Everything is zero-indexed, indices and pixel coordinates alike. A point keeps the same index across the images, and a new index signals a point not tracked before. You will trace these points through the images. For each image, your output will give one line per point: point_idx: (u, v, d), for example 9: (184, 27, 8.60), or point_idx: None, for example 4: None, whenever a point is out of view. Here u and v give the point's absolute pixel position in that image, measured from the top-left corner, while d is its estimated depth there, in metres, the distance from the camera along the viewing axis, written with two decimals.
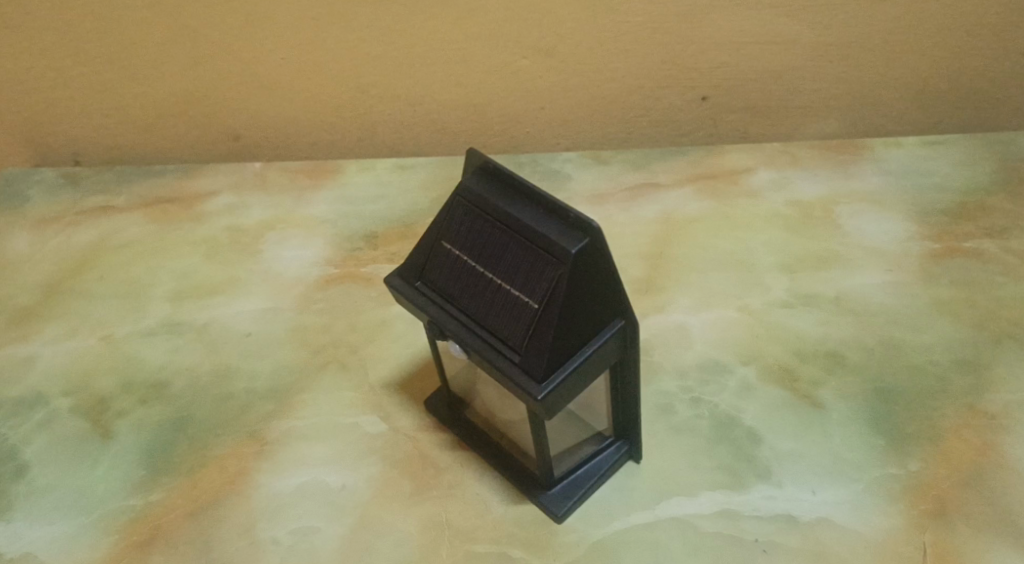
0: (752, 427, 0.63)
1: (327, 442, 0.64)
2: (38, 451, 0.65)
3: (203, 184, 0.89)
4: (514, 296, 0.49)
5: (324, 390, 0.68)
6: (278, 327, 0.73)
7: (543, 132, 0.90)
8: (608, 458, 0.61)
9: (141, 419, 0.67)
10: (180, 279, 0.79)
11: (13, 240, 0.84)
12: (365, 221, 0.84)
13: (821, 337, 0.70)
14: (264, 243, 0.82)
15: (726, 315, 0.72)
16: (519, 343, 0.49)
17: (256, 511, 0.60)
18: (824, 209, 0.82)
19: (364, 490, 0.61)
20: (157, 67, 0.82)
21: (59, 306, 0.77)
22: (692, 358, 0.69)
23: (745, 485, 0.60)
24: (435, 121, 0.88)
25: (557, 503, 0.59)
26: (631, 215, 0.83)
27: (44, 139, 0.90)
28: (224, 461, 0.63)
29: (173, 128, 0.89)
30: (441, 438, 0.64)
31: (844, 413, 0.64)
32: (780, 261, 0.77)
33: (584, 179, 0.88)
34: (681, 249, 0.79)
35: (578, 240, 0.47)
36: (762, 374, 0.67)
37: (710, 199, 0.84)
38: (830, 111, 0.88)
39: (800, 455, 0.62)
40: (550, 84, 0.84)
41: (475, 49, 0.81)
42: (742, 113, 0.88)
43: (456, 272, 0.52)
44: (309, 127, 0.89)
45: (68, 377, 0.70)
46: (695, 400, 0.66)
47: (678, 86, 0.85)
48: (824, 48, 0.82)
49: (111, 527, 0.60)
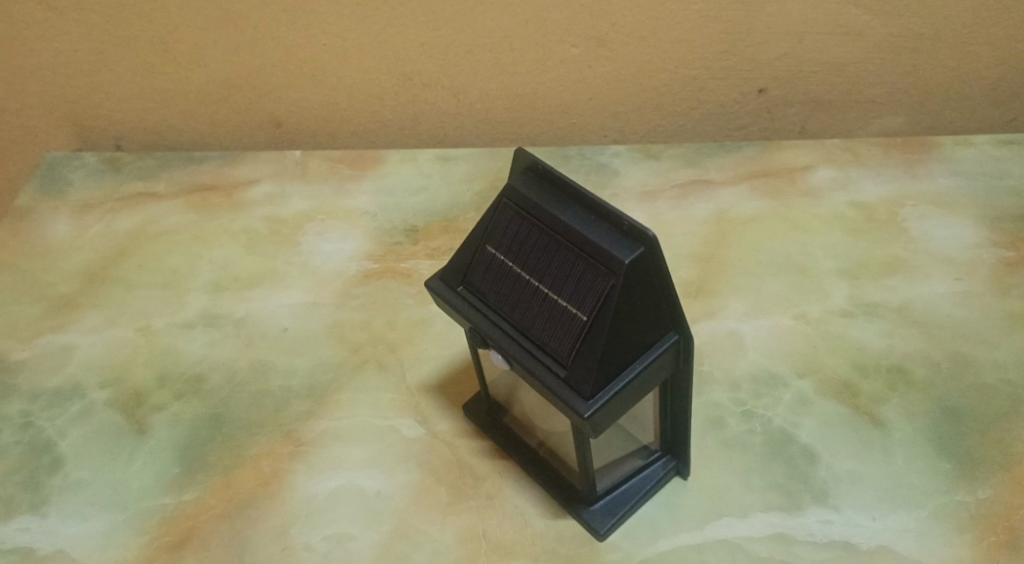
0: (809, 445, 0.60)
1: (364, 445, 0.63)
2: (74, 444, 0.64)
3: (244, 172, 0.87)
4: (561, 307, 0.46)
5: (361, 390, 0.66)
6: (316, 322, 0.72)
7: (592, 124, 0.87)
8: (655, 474, 0.58)
9: (177, 414, 0.66)
10: (218, 270, 0.78)
11: (54, 226, 0.83)
12: (406, 214, 0.82)
13: (883, 350, 0.66)
14: (303, 236, 0.81)
15: (781, 323, 0.68)
16: (565, 356, 0.46)
17: (289, 516, 0.59)
18: (887, 211, 0.77)
19: (401, 497, 0.59)
20: (200, 52, 0.81)
21: (99, 295, 0.76)
22: (744, 367, 0.65)
23: (800, 507, 0.57)
24: (482, 110, 0.86)
25: (601, 520, 0.56)
26: (682, 214, 0.80)
27: (87, 122, 0.89)
28: (259, 461, 0.62)
29: (214, 113, 0.87)
30: (479, 445, 0.62)
31: (907, 433, 0.60)
32: (840, 266, 0.73)
33: (633, 175, 0.84)
34: (734, 251, 0.75)
35: (632, 250, 0.44)
36: (819, 387, 0.63)
37: (766, 198, 0.80)
38: (894, 106, 0.85)
39: (860, 477, 0.58)
40: (601, 74, 0.82)
41: (524, 37, 0.79)
42: (800, 107, 0.85)
43: (500, 278, 0.49)
44: (353, 116, 0.87)
45: (105, 368, 0.70)
46: (748, 414, 0.62)
47: (735, 78, 0.82)
48: (889, 40, 0.79)
49: (145, 526, 0.59)
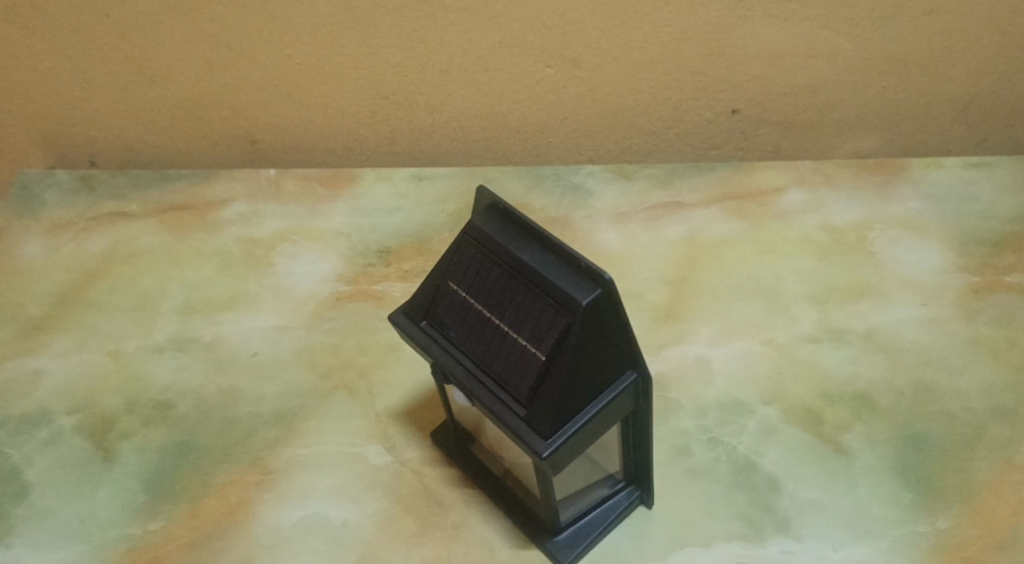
0: (773, 474, 0.60)
1: (331, 474, 0.63)
2: (41, 471, 0.64)
3: (217, 191, 0.87)
4: (521, 346, 0.47)
5: (330, 417, 0.66)
6: (287, 347, 0.72)
7: (566, 143, 0.87)
8: (620, 504, 0.58)
9: (146, 441, 0.66)
10: (190, 292, 0.78)
11: (25, 246, 0.83)
12: (379, 235, 0.83)
13: (849, 376, 0.66)
14: (275, 257, 0.81)
15: (750, 349, 0.69)
16: (524, 395, 0.47)
17: (255, 546, 0.59)
18: (857, 234, 0.78)
19: (367, 526, 0.59)
20: (173, 71, 0.81)
21: (69, 318, 0.76)
22: (711, 394, 0.66)
23: (762, 537, 0.57)
24: (457, 129, 0.86)
25: (565, 551, 0.57)
26: (653, 236, 0.80)
27: (60, 140, 0.89)
28: (227, 490, 0.62)
29: (189, 131, 0.87)
30: (446, 473, 0.63)
31: (870, 462, 0.61)
32: (809, 290, 0.73)
33: (606, 196, 0.85)
34: (705, 275, 0.76)
35: (590, 291, 0.44)
36: (785, 414, 0.64)
37: (738, 220, 0.80)
38: (866, 127, 0.86)
39: (822, 506, 0.59)
40: (575, 94, 0.82)
41: (497, 58, 0.79)
42: (773, 128, 0.86)
43: (462, 315, 0.50)
44: (328, 134, 0.87)
45: (73, 394, 0.69)
46: (713, 441, 0.63)
47: (708, 99, 0.83)
48: (860, 63, 0.79)
49: (110, 557, 0.59)
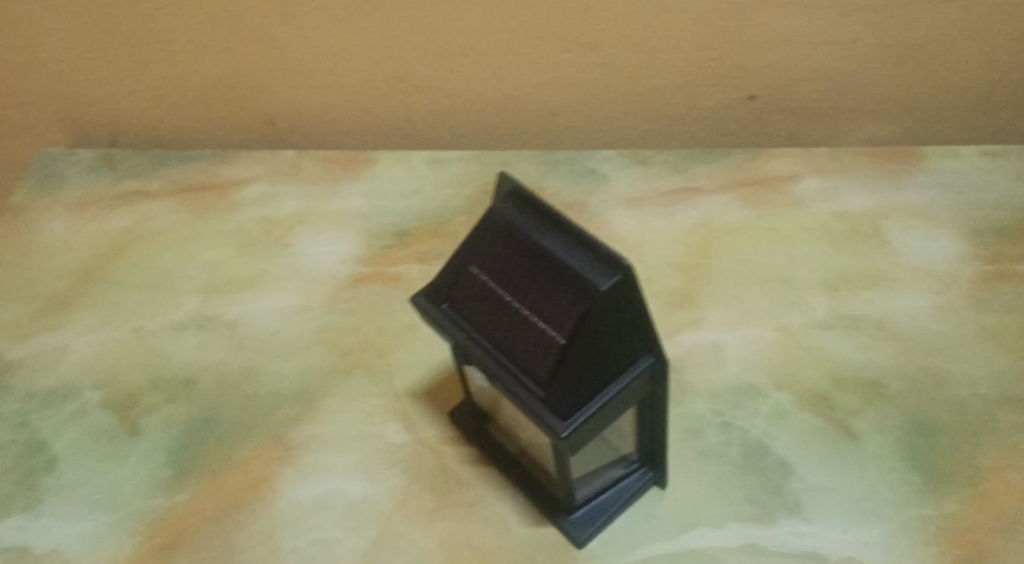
0: (784, 457, 0.62)
1: (350, 451, 0.64)
2: (68, 444, 0.66)
3: (236, 171, 0.88)
4: (540, 329, 0.48)
5: (349, 395, 0.68)
6: (307, 326, 0.73)
7: (582, 128, 0.88)
8: (633, 485, 0.60)
9: (170, 416, 0.67)
10: (211, 271, 0.79)
11: (49, 223, 0.84)
12: (397, 217, 0.84)
13: (860, 363, 0.67)
14: (294, 237, 0.82)
15: (763, 335, 0.70)
16: (543, 377, 0.48)
17: (277, 519, 0.60)
18: (870, 222, 0.79)
19: (386, 503, 0.61)
20: (194, 51, 0.82)
21: (93, 294, 0.77)
22: (724, 378, 0.67)
23: (773, 519, 0.58)
24: (473, 112, 0.87)
25: (579, 529, 0.58)
26: (668, 222, 0.81)
27: (82, 118, 0.90)
28: (249, 464, 0.64)
29: (209, 111, 0.88)
30: (463, 452, 0.64)
31: (880, 447, 0.62)
32: (822, 278, 0.74)
33: (621, 182, 0.85)
34: (718, 261, 0.77)
35: (609, 277, 0.45)
36: (797, 399, 0.65)
37: (752, 207, 0.81)
38: (882, 115, 0.86)
39: (832, 490, 0.60)
40: (591, 79, 0.83)
41: (515, 42, 0.80)
42: (789, 114, 0.86)
43: (483, 298, 0.51)
44: (345, 116, 0.88)
45: (98, 369, 0.71)
46: (725, 425, 0.64)
47: (725, 85, 0.83)
48: (877, 51, 0.79)
49: (136, 528, 0.61)
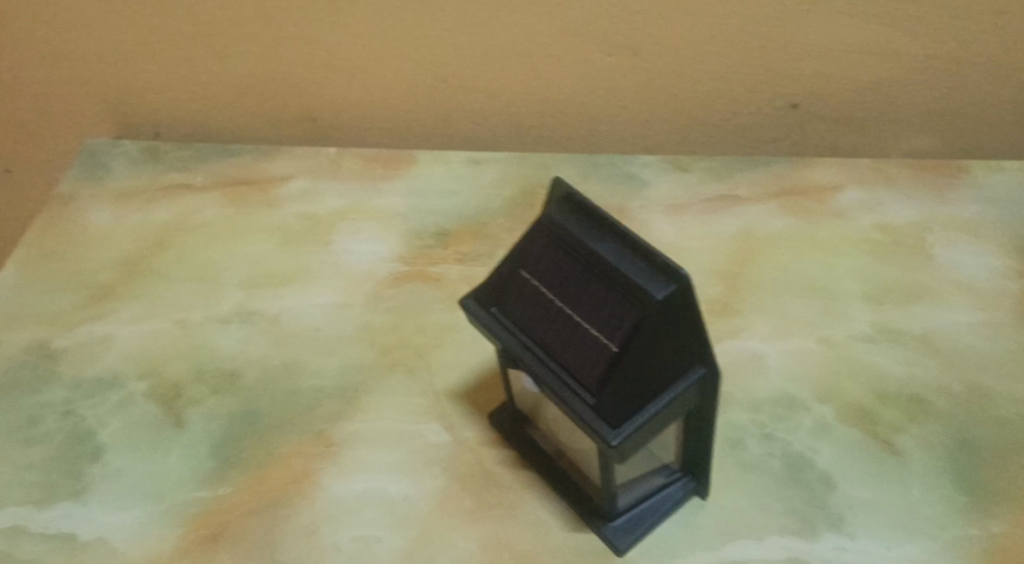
0: (826, 471, 0.61)
1: (391, 449, 0.65)
2: (113, 433, 0.67)
3: (278, 167, 0.89)
4: (592, 336, 0.48)
5: (390, 394, 0.68)
6: (348, 324, 0.74)
7: (623, 132, 0.88)
8: (674, 494, 0.60)
9: (214, 408, 0.68)
10: (253, 265, 0.80)
11: (95, 213, 0.85)
12: (437, 217, 0.84)
13: (904, 378, 0.67)
14: (335, 234, 0.82)
15: (805, 346, 0.69)
16: (594, 384, 0.48)
17: (318, 515, 0.61)
18: (914, 236, 0.78)
19: (426, 503, 0.61)
20: (240, 47, 0.83)
21: (137, 286, 0.78)
22: (766, 389, 0.66)
23: (815, 533, 0.58)
24: (514, 114, 0.87)
25: (620, 536, 0.58)
26: (710, 229, 0.80)
27: (128, 110, 0.91)
28: (291, 459, 0.64)
29: (252, 107, 0.89)
30: (503, 454, 0.64)
31: (923, 464, 0.61)
32: (865, 290, 0.74)
33: (662, 187, 0.85)
34: (760, 270, 0.76)
35: (665, 286, 0.45)
36: (839, 413, 0.65)
37: (795, 216, 0.81)
38: (928, 128, 0.85)
39: (875, 505, 0.59)
40: (635, 83, 0.83)
41: (560, 45, 0.80)
42: (832, 124, 0.86)
43: (533, 303, 0.51)
44: (387, 114, 0.89)
45: (143, 360, 0.72)
46: (768, 436, 0.63)
47: (769, 93, 0.83)
48: (924, 63, 0.79)
49: (180, 518, 0.61)
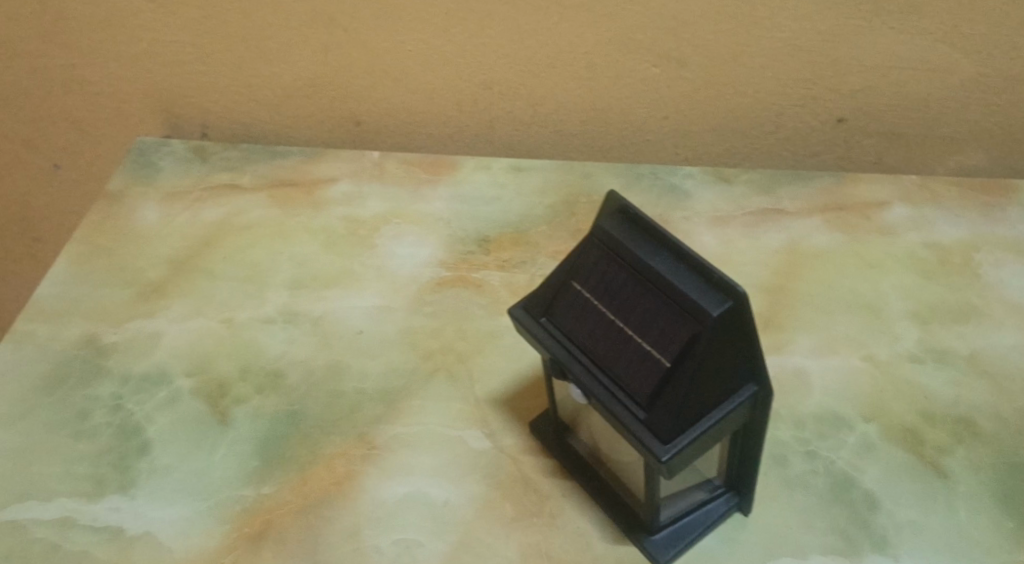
0: (871, 490, 0.61)
1: (432, 454, 0.65)
2: (161, 430, 0.68)
3: (323, 170, 0.90)
4: (644, 350, 0.48)
5: (432, 398, 0.69)
6: (390, 327, 0.75)
7: (666, 142, 0.88)
8: (716, 510, 0.60)
9: (259, 408, 0.69)
10: (298, 267, 0.81)
11: (144, 212, 0.87)
12: (479, 223, 0.84)
13: (950, 399, 0.66)
14: (379, 238, 0.83)
15: (849, 364, 0.69)
16: (645, 398, 0.48)
17: (361, 517, 0.62)
18: (962, 254, 0.77)
19: (467, 508, 0.62)
20: (290, 50, 0.84)
21: (185, 284, 0.80)
22: (810, 406, 0.66)
23: (859, 553, 0.58)
24: (558, 122, 0.87)
25: (662, 550, 0.58)
26: (754, 242, 0.80)
27: (177, 110, 0.92)
28: (334, 461, 0.65)
29: (298, 109, 0.90)
30: (543, 463, 0.64)
31: (971, 487, 0.61)
32: (912, 309, 0.73)
33: (705, 199, 0.84)
34: (804, 285, 0.76)
35: (720, 303, 0.45)
36: (884, 432, 0.64)
37: (840, 232, 0.80)
38: (977, 145, 0.84)
39: (920, 527, 0.59)
40: (680, 94, 0.82)
41: (607, 54, 0.80)
42: (879, 139, 0.85)
43: (584, 315, 0.51)
44: (431, 119, 0.89)
45: (190, 357, 0.73)
46: (811, 454, 0.63)
47: (815, 106, 0.82)
48: (975, 80, 0.78)
49: (225, 516, 0.62)
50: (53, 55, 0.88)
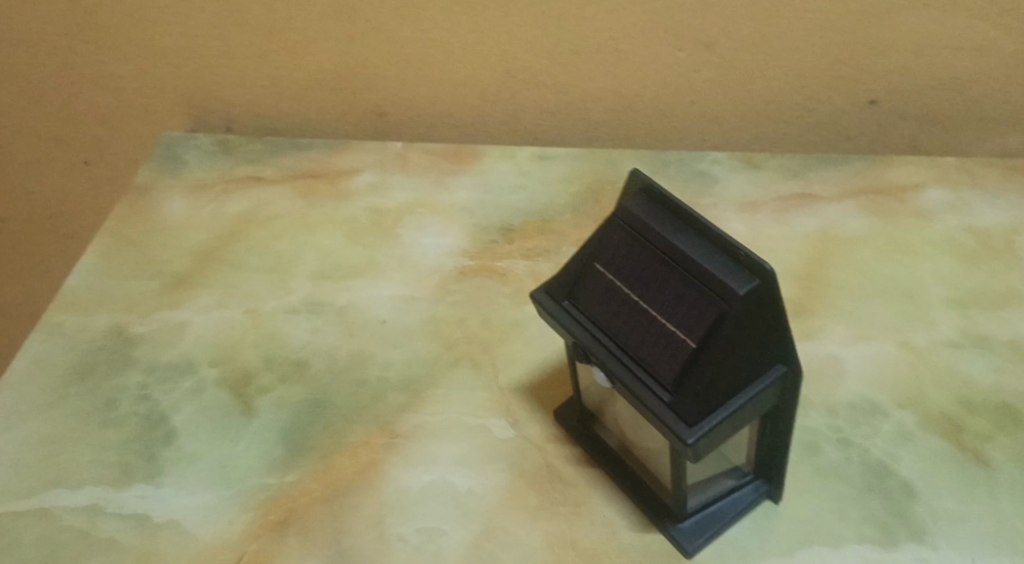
0: (908, 479, 0.59)
1: (456, 443, 0.64)
2: (186, 418, 0.68)
3: (347, 162, 0.90)
4: (669, 331, 0.47)
5: (456, 387, 0.68)
6: (413, 317, 0.74)
7: (693, 129, 0.86)
8: (745, 498, 0.58)
9: (282, 397, 0.69)
10: (323, 257, 0.81)
11: (171, 204, 0.87)
12: (503, 212, 0.83)
13: (992, 386, 0.64)
14: (403, 228, 0.83)
15: (885, 351, 0.67)
16: (671, 380, 0.47)
17: (384, 505, 0.61)
18: (1003, 238, 0.75)
19: (491, 497, 0.61)
20: (312, 42, 0.84)
21: (210, 275, 0.80)
22: (843, 394, 0.64)
23: (896, 543, 0.56)
24: (582, 110, 0.86)
25: (690, 538, 0.57)
26: (784, 228, 0.78)
27: (203, 105, 0.92)
28: (358, 449, 0.64)
29: (321, 102, 0.90)
30: (568, 451, 0.63)
31: (1013, 475, 0.58)
32: (950, 294, 0.71)
33: (734, 185, 0.83)
34: (837, 270, 0.74)
35: (748, 281, 0.44)
36: (921, 420, 0.62)
37: (874, 217, 0.78)
38: (1017, 126, 0.81)
39: (960, 517, 0.57)
40: (706, 79, 0.81)
41: (631, 39, 0.79)
42: (913, 121, 0.82)
43: (607, 298, 0.50)
44: (454, 109, 0.89)
45: (215, 348, 0.73)
46: (844, 441, 0.61)
47: (847, 89, 0.80)
48: (1015, 58, 0.75)
49: (249, 504, 0.62)
50: (81, 51, 0.88)
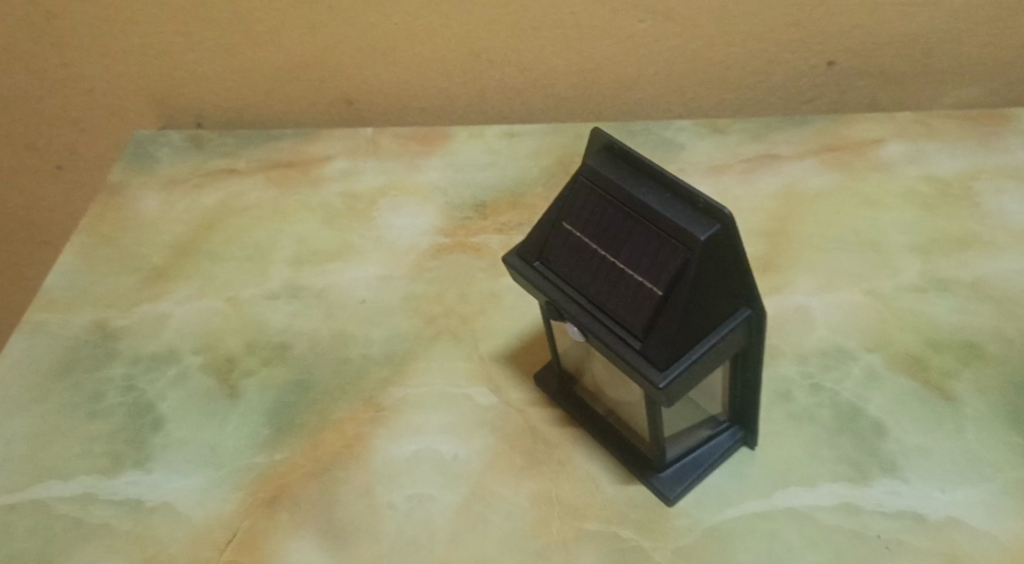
0: (877, 418, 0.61)
1: (439, 412, 0.66)
2: (173, 405, 0.69)
3: (319, 149, 0.90)
4: (637, 282, 0.48)
5: (437, 360, 0.70)
6: (392, 295, 0.75)
7: (656, 99, 0.87)
8: (722, 445, 0.60)
9: (267, 379, 0.70)
10: (299, 243, 0.82)
11: (145, 201, 0.88)
12: (475, 189, 0.85)
13: (955, 325, 0.66)
14: (377, 211, 0.84)
15: (851, 299, 0.69)
16: (640, 329, 0.48)
17: (372, 476, 0.62)
18: (960, 185, 0.77)
19: (476, 460, 0.62)
20: (277, 33, 0.85)
21: (188, 267, 0.81)
22: (812, 342, 0.66)
23: (869, 478, 0.58)
24: (548, 86, 0.87)
25: (670, 486, 0.59)
26: (749, 188, 0.80)
27: (172, 102, 0.93)
28: (344, 424, 0.66)
29: (289, 92, 0.90)
30: (550, 413, 0.65)
31: (978, 408, 0.61)
32: (912, 242, 0.73)
33: (699, 150, 0.84)
34: (802, 226, 0.76)
35: (708, 228, 0.45)
36: (888, 361, 0.64)
37: (836, 172, 0.80)
38: (970, 78, 0.83)
39: (929, 450, 0.59)
40: (668, 48, 0.82)
41: (591, 13, 0.80)
42: (871, 79, 0.84)
43: (577, 255, 0.51)
44: (421, 93, 0.89)
45: (198, 336, 0.74)
46: (816, 387, 0.63)
47: (805, 51, 0.81)
48: (964, 11, 0.78)
49: (240, 483, 0.63)
50: (45, 54, 0.88)
